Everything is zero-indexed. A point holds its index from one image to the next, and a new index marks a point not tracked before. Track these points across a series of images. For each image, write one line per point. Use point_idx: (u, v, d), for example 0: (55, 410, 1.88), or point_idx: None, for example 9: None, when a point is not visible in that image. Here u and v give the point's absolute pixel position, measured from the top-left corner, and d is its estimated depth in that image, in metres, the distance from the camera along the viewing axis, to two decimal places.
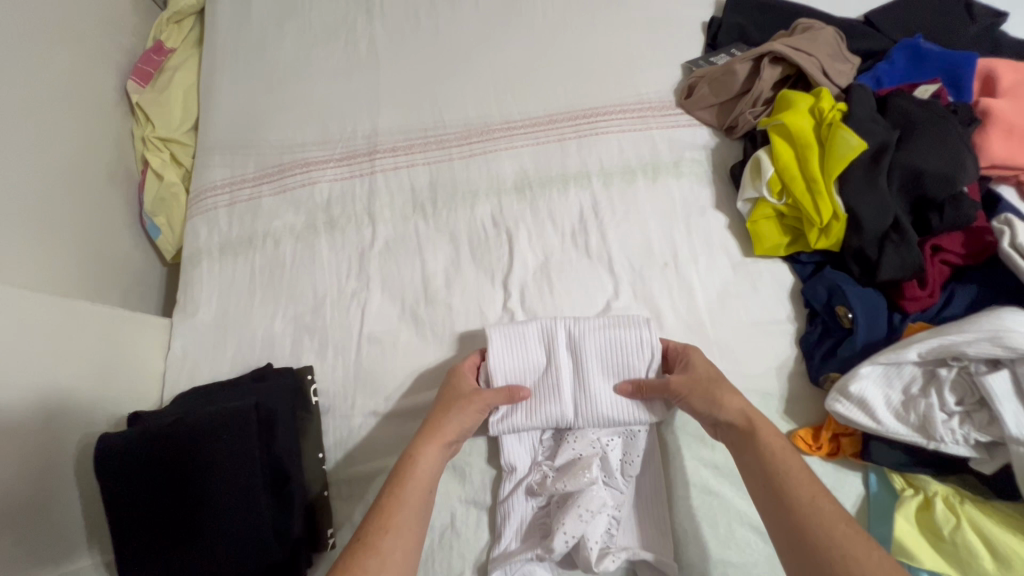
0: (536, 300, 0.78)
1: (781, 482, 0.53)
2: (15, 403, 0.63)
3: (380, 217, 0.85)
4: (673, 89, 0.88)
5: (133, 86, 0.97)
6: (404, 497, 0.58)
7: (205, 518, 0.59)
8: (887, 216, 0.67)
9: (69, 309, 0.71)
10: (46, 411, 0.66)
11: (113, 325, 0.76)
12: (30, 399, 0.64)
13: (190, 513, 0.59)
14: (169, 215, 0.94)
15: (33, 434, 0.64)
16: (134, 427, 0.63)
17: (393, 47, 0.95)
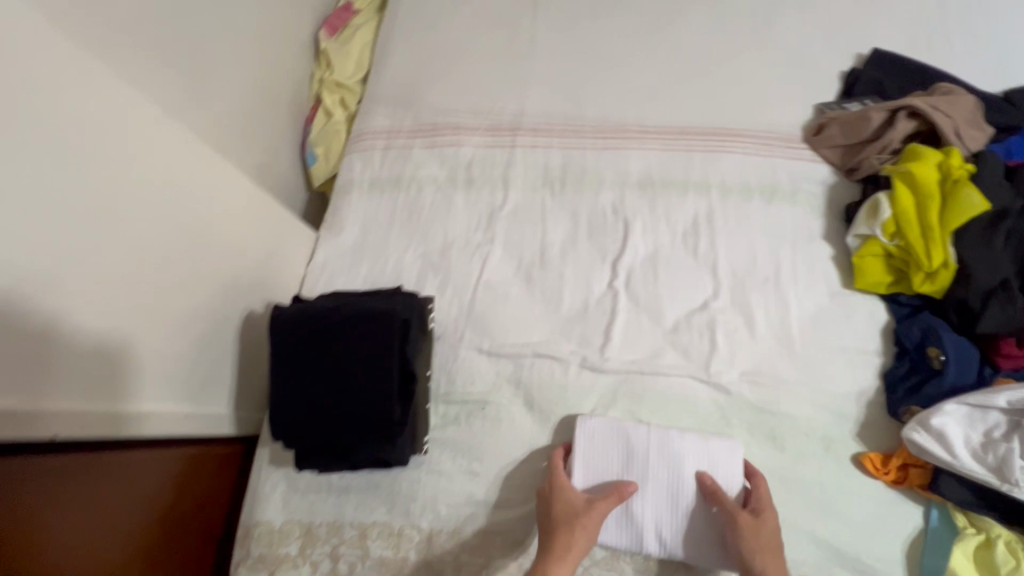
0: (639, 286, 0.86)
1: None
2: (204, 264, 0.76)
3: (513, 185, 0.95)
4: (802, 126, 0.94)
5: (322, 35, 1.12)
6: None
7: (325, 403, 0.70)
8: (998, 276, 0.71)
9: (255, 201, 0.85)
10: (224, 279, 0.80)
11: (280, 227, 0.90)
12: (214, 266, 0.78)
13: (313, 394, 0.70)
14: (328, 147, 1.07)
15: (214, 292, 0.78)
16: (299, 304, 0.75)
17: (550, 41, 1.05)
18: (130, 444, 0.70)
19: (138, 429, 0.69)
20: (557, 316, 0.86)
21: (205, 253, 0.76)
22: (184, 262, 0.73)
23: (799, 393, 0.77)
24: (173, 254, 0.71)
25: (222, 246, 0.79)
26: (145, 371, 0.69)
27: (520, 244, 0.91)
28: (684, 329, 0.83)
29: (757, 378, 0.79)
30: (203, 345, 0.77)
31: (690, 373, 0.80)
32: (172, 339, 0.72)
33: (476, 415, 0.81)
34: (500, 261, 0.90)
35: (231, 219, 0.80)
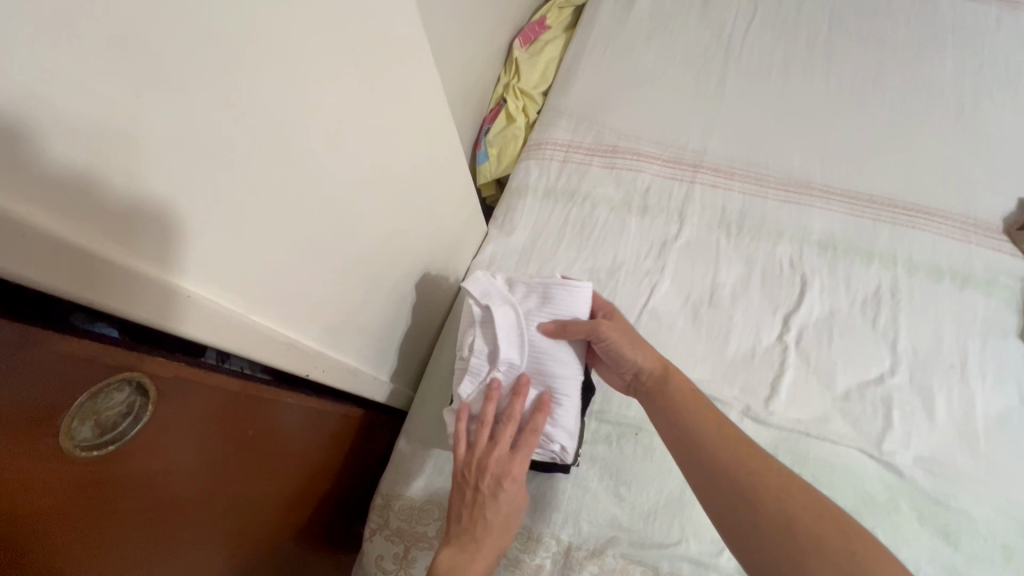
0: (812, 345, 0.84)
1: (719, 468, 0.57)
2: (423, 242, 0.79)
3: (689, 219, 0.96)
4: (1002, 217, 0.91)
5: (516, 44, 1.17)
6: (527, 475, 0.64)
7: None
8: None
9: (467, 193, 0.87)
10: (428, 260, 0.82)
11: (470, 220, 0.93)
12: (428, 246, 0.81)
13: None
14: (502, 150, 1.11)
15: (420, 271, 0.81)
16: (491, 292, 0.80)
17: (741, 88, 1.07)
18: (306, 392, 0.66)
19: (355, 383, 0.71)
20: (722, 357, 0.85)
21: (426, 233, 0.79)
22: (413, 236, 0.75)
23: (981, 493, 0.73)
24: (410, 231, 0.74)
25: (437, 230, 0.82)
26: (362, 337, 0.70)
27: (688, 278, 0.91)
28: (856, 399, 0.80)
29: (935, 467, 0.75)
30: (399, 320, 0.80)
31: (860, 446, 0.77)
32: (389, 305, 0.75)
33: (629, 440, 0.81)
34: (668, 291, 0.90)
35: (448, 207, 0.83)
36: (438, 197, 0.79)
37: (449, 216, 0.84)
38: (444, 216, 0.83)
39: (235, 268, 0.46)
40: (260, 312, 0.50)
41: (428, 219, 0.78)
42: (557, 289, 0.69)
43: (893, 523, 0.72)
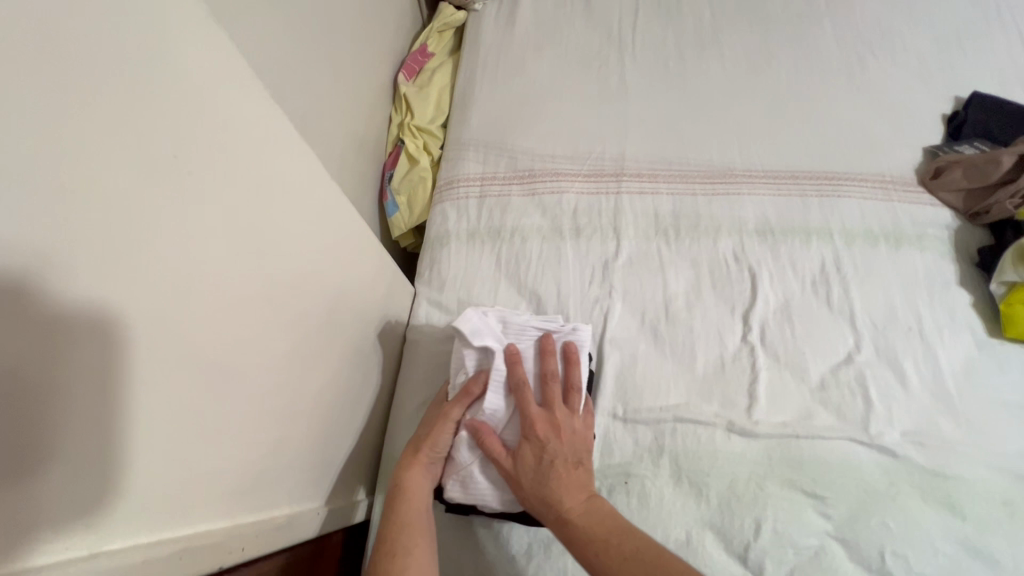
0: (776, 339, 0.81)
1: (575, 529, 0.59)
2: (340, 333, 0.67)
3: (626, 232, 0.90)
4: (914, 169, 0.93)
5: (401, 79, 1.07)
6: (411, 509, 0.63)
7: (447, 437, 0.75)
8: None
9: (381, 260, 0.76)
10: (349, 349, 0.71)
11: (393, 286, 0.82)
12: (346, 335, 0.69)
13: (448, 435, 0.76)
14: (412, 196, 1.01)
15: (343, 363, 0.69)
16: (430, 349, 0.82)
17: (643, 86, 1.03)
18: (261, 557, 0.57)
19: (288, 538, 0.60)
20: (693, 374, 0.79)
21: (340, 321, 0.67)
22: (324, 332, 0.63)
23: (970, 454, 0.72)
24: (318, 327, 0.62)
25: (353, 314, 0.71)
26: (284, 472, 0.58)
27: (639, 296, 0.85)
28: (832, 385, 0.77)
29: (923, 438, 0.73)
30: (330, 428, 0.68)
31: (850, 436, 0.74)
32: (310, 418, 0.62)
33: (619, 491, 0.73)
34: (621, 316, 0.84)
35: (360, 283, 0.71)
36: (346, 278, 0.67)
37: (363, 292, 0.73)
38: (358, 294, 0.71)
39: (70, 464, 0.33)
40: (133, 489, 0.38)
41: (339, 306, 0.66)
42: (557, 341, 0.72)
43: (900, 509, 0.70)
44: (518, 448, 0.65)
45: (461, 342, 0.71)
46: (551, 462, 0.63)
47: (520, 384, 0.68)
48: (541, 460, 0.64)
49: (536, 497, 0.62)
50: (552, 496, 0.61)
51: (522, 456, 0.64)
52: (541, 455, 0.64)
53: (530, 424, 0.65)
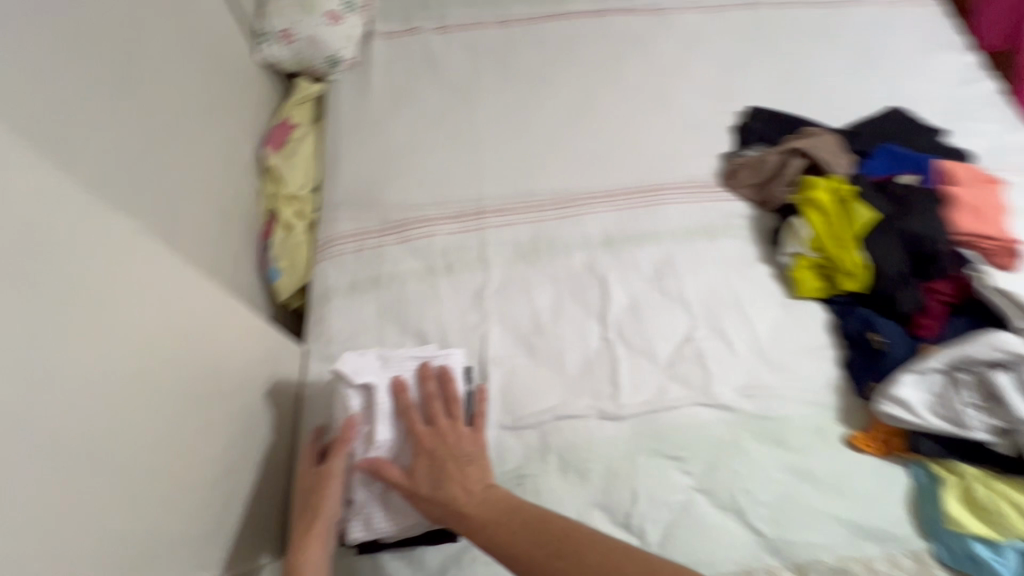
0: (628, 331, 0.95)
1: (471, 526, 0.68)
2: None
3: (492, 262, 1.01)
4: (715, 173, 1.13)
5: (266, 152, 1.13)
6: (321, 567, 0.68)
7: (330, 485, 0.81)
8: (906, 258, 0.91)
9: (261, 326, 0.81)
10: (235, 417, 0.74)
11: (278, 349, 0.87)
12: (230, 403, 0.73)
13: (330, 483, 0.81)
14: (292, 260, 1.06)
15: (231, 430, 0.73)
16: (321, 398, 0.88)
17: (491, 132, 1.17)
18: None
19: None
20: (566, 375, 0.91)
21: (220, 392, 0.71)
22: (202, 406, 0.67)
23: (784, 397, 0.89)
24: None
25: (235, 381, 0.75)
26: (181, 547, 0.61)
27: (511, 316, 0.96)
28: (677, 361, 0.92)
29: (749, 391, 0.90)
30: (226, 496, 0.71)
31: (696, 401, 0.88)
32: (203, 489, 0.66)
33: (516, 492, 0.82)
34: (497, 336, 0.94)
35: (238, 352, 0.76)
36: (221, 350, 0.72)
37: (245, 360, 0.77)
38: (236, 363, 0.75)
39: None
40: None
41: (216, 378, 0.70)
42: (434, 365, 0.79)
43: (739, 452, 0.84)
44: (414, 464, 0.73)
45: (345, 384, 0.77)
46: (442, 467, 0.71)
47: (407, 408, 0.76)
48: (434, 468, 0.72)
49: (436, 500, 0.70)
50: (449, 495, 0.70)
51: (418, 470, 0.72)
52: (432, 463, 0.72)
53: (420, 441, 0.73)
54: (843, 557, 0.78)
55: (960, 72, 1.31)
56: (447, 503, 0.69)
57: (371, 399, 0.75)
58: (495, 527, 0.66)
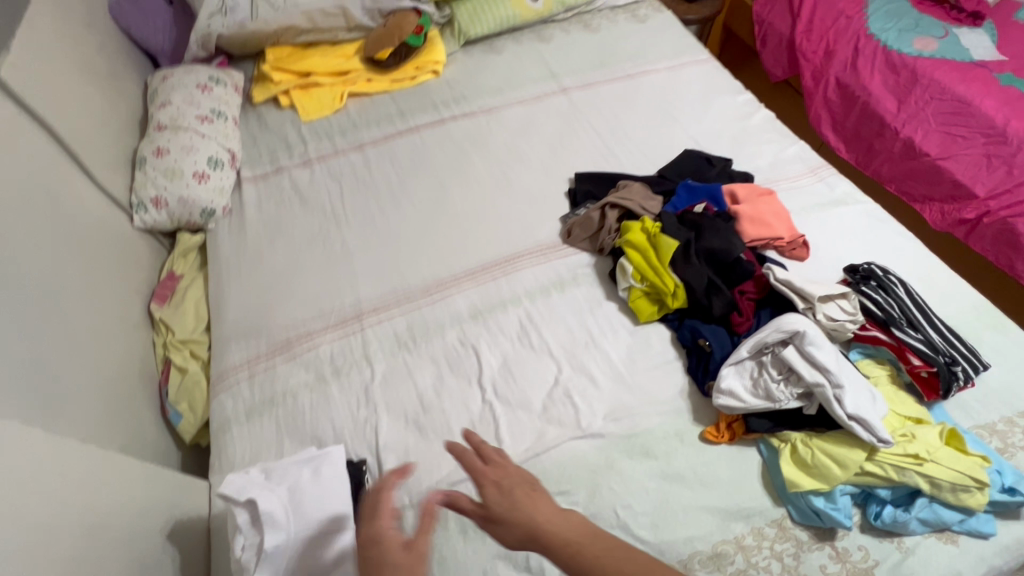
0: (504, 389, 1.07)
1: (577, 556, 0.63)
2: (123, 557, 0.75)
3: (375, 357, 1.12)
4: (558, 233, 1.31)
5: (154, 306, 1.21)
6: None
7: None
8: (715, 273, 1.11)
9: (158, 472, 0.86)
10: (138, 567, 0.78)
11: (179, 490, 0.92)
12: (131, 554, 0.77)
13: None
14: (191, 400, 1.12)
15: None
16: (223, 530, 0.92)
17: (360, 242, 1.32)
18: None
19: None
20: (455, 443, 1.00)
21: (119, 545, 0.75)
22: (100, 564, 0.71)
23: (645, 412, 1.02)
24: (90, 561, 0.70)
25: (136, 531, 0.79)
26: None
27: (399, 402, 1.06)
28: (550, 405, 1.04)
29: (615, 415, 1.02)
30: None
31: (570, 436, 0.99)
32: None
33: None
34: (388, 424, 1.03)
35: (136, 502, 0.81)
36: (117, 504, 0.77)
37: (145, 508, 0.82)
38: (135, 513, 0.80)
39: None
40: None
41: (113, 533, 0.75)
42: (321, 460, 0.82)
43: (615, 473, 0.95)
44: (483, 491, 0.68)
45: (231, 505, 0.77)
46: (514, 495, 0.68)
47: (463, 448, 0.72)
48: (507, 492, 0.68)
49: (513, 528, 0.66)
50: (529, 525, 0.65)
51: (494, 496, 0.68)
52: (504, 492, 0.68)
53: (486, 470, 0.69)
54: (717, 542, 0.88)
55: (738, 109, 1.61)
56: (528, 534, 0.64)
57: (258, 508, 0.75)
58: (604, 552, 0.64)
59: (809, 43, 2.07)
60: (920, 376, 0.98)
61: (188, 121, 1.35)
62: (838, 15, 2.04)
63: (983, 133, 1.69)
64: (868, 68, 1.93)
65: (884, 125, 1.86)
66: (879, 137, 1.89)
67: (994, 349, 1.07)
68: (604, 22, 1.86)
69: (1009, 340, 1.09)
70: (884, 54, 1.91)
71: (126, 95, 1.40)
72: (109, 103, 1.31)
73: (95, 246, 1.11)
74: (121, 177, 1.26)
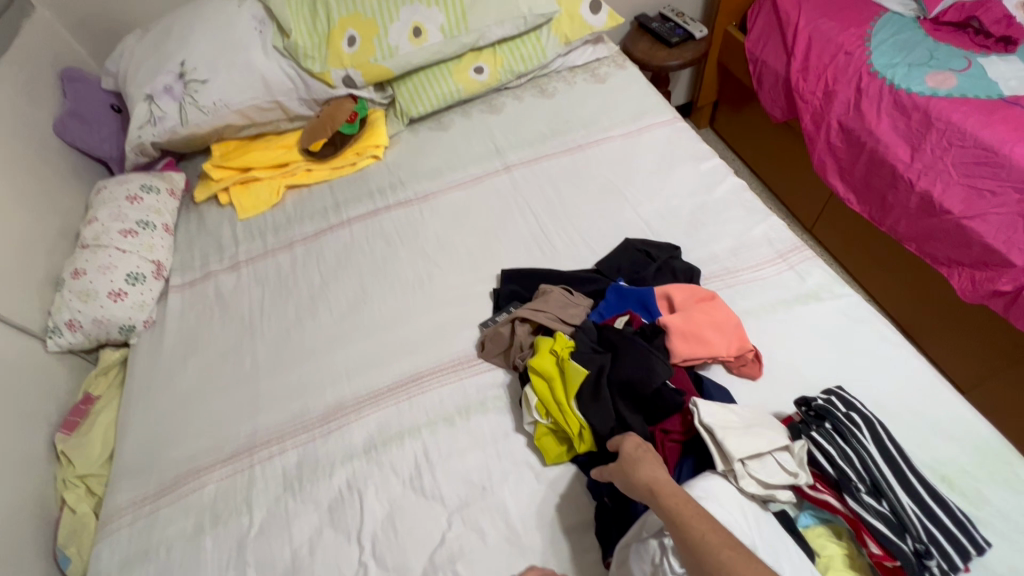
0: (384, 548, 0.94)
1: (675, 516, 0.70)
2: None
3: (256, 503, 1.03)
4: (475, 344, 1.18)
5: (60, 436, 1.18)
6: (705, 539, 0.67)
7: None
8: (633, 406, 0.94)
9: None
10: None
11: None
12: None
13: None
14: (80, 543, 1.08)
15: None
16: None
17: (270, 357, 1.25)
18: None
19: None
20: None
21: None
22: None
23: None
24: None
25: None
26: None
27: (270, 560, 0.96)
28: (431, 573, 0.90)
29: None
30: None
31: None
32: None
33: None
34: None
35: None
36: None
37: None
38: None
39: None
40: None
41: None
42: None
43: None
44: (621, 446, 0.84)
45: None
46: (644, 454, 0.81)
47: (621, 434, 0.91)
48: (640, 448, 0.82)
49: (632, 471, 0.79)
50: (646, 472, 0.78)
51: (627, 446, 0.83)
52: (635, 451, 0.82)
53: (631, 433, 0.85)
54: None
55: (700, 179, 1.42)
56: (645, 476, 0.77)
57: None
58: (697, 519, 0.69)
59: (807, 83, 1.81)
60: (885, 567, 0.75)
61: (111, 237, 1.34)
62: (836, 50, 1.78)
63: (1015, 187, 1.39)
64: (873, 110, 1.65)
65: (896, 176, 1.58)
66: (892, 190, 1.61)
67: (1001, 512, 0.82)
68: (561, 85, 1.72)
69: (1021, 498, 0.83)
70: (891, 93, 1.64)
71: (60, 212, 1.42)
72: (35, 226, 1.33)
73: None
74: (39, 303, 1.27)
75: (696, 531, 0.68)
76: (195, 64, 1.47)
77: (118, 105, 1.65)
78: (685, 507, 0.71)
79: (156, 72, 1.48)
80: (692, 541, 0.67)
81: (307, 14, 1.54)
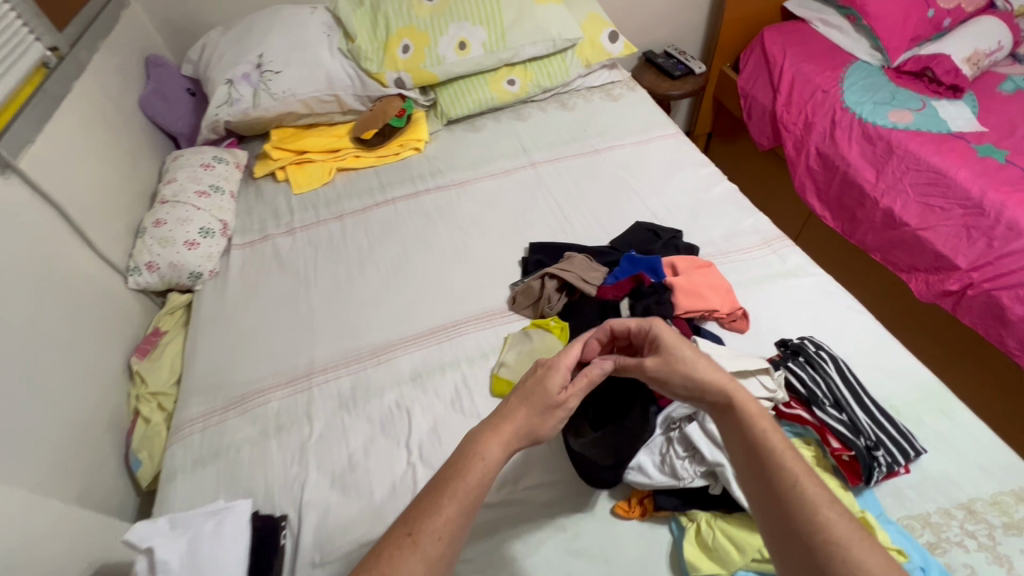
0: (430, 451, 1.10)
1: (753, 430, 0.78)
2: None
3: (316, 415, 1.19)
4: (505, 300, 1.38)
5: (134, 359, 1.35)
6: (779, 450, 0.76)
7: None
8: None
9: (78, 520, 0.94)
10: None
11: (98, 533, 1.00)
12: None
13: None
14: (151, 448, 1.23)
15: None
16: None
17: (324, 304, 1.43)
18: None
19: None
20: (375, 503, 1.04)
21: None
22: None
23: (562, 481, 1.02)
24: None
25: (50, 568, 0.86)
26: None
27: (329, 459, 1.11)
28: None
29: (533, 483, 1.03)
30: None
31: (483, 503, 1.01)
32: None
33: None
34: (314, 481, 1.08)
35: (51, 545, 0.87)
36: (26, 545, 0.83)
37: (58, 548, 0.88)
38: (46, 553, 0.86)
39: None
40: None
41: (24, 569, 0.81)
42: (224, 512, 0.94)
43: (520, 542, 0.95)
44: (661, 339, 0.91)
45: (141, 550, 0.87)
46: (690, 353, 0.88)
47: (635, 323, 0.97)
48: (682, 343, 0.89)
49: (692, 369, 0.86)
50: (702, 372, 0.85)
51: (672, 344, 0.89)
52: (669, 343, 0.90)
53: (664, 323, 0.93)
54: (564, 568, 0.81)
55: (699, 181, 1.67)
56: (716, 380, 0.84)
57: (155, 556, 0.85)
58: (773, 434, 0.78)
59: (790, 115, 2.11)
60: (843, 460, 0.94)
61: (188, 196, 1.54)
62: (814, 89, 2.08)
63: (960, 205, 1.65)
64: (845, 139, 1.94)
65: (864, 194, 1.85)
66: (861, 207, 1.87)
67: (934, 432, 1.02)
68: (580, 100, 1.99)
69: (952, 423, 1.04)
70: (860, 125, 1.92)
71: (140, 173, 1.61)
72: (123, 181, 1.51)
73: (88, 303, 1.27)
74: (123, 245, 1.44)
75: (773, 442, 0.77)
76: (271, 57, 1.71)
77: (193, 90, 1.87)
78: (769, 425, 0.79)
79: (237, 61, 1.71)
80: (767, 449, 0.76)
81: (369, 24, 1.80)
